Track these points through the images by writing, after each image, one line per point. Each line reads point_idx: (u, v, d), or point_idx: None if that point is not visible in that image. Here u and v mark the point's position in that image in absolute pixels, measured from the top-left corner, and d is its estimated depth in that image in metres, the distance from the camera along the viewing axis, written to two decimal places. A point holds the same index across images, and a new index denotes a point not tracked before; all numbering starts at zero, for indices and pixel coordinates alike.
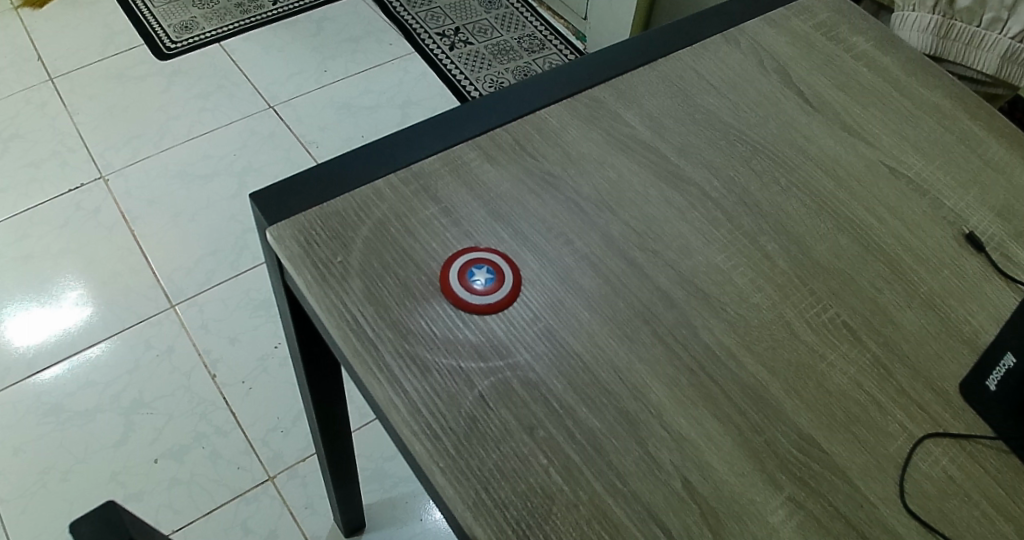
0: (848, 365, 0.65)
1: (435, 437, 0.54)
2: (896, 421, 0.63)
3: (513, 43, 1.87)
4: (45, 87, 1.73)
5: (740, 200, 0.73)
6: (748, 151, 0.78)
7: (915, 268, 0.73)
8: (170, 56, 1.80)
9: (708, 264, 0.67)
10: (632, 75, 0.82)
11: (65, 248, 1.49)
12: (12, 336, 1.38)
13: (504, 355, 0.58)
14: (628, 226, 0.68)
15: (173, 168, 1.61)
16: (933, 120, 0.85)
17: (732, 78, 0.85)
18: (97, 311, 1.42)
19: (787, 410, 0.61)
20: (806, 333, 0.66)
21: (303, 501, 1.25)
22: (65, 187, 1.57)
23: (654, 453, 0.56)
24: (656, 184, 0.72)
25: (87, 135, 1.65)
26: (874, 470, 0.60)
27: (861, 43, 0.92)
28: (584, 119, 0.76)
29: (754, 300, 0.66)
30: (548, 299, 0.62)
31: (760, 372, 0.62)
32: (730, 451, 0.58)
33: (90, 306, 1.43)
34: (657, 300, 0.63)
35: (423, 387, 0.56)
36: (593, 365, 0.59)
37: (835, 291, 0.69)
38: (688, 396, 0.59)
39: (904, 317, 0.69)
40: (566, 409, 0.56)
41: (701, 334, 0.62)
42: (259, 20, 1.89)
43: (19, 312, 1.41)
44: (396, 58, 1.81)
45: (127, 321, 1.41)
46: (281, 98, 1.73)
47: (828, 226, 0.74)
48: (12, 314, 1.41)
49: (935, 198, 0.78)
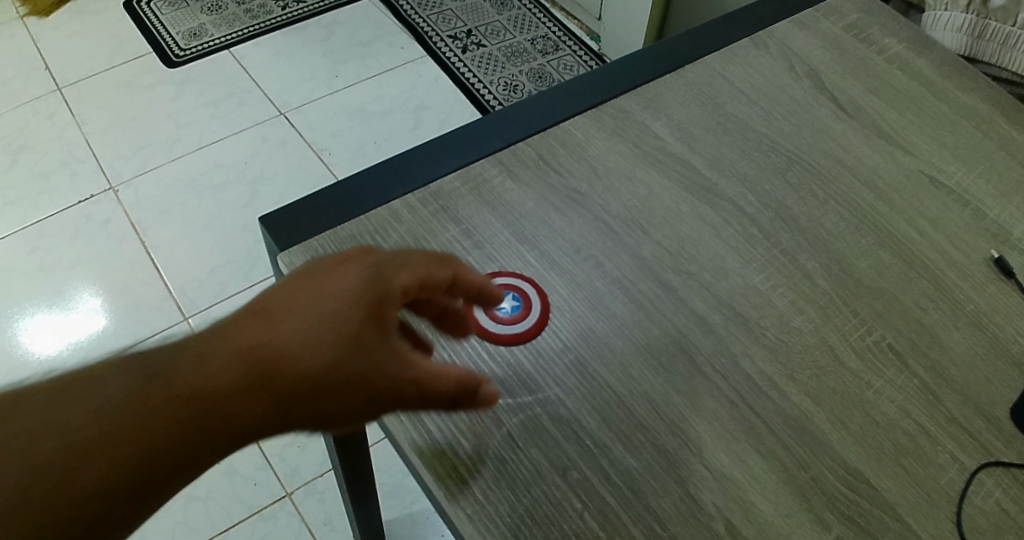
0: (895, 392, 0.61)
1: (460, 481, 0.51)
2: (946, 452, 0.59)
3: (526, 45, 1.83)
4: (53, 97, 1.70)
5: (777, 215, 0.69)
6: (783, 163, 0.73)
7: (960, 285, 0.68)
8: (178, 63, 1.78)
9: (746, 285, 0.63)
10: (659, 83, 0.78)
11: (77, 260, 1.47)
12: (24, 347, 1.36)
13: (533, 390, 0.55)
14: (661, 246, 0.64)
15: (183, 178, 1.58)
16: (974, 126, 0.80)
17: (764, 84, 0.80)
18: (108, 324, 1.39)
19: (833, 443, 0.57)
20: (850, 358, 0.62)
21: (321, 517, 1.22)
22: (74, 198, 1.55)
23: (696, 494, 0.52)
24: (688, 199, 0.68)
25: (96, 144, 1.63)
26: (925, 506, 0.56)
27: (894, 44, 0.87)
28: (611, 131, 0.72)
29: (795, 324, 0.62)
30: (578, 327, 0.59)
31: (803, 401, 0.58)
32: (774, 489, 0.54)
33: (102, 318, 1.40)
34: (694, 325, 0.60)
35: (447, 426, 0.53)
36: (628, 399, 0.55)
37: (879, 313, 0.65)
38: (729, 430, 0.56)
39: (951, 337, 0.65)
40: (600, 448, 0.53)
41: (741, 362, 0.59)
42: (268, 25, 1.86)
43: (33, 319, 1.39)
44: (408, 62, 1.78)
45: (138, 335, 1.38)
46: (292, 104, 1.70)
47: (869, 242, 0.70)
48: (26, 321, 1.39)
49: (977, 209, 0.74)
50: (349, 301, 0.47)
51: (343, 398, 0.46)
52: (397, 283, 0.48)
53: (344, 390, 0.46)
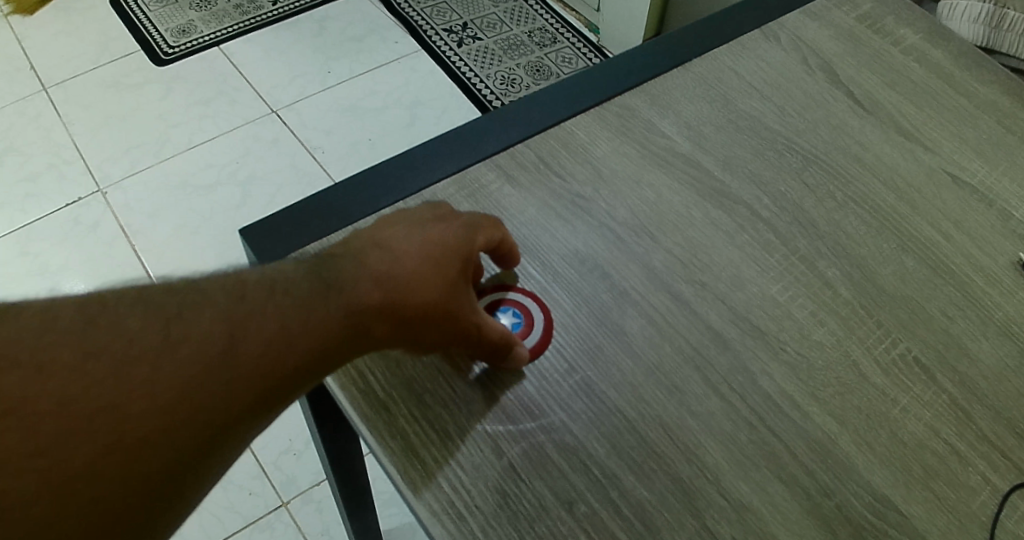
0: (923, 409, 0.56)
1: (460, 518, 0.48)
2: (978, 473, 0.54)
3: (523, 38, 1.78)
4: (39, 98, 1.66)
5: (793, 219, 0.65)
6: (799, 163, 0.69)
7: (988, 291, 0.63)
8: (167, 61, 1.73)
9: (763, 296, 0.60)
10: (665, 78, 0.73)
11: (64, 264, 1.42)
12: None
13: (536, 416, 0.52)
14: (672, 255, 0.61)
15: (174, 179, 1.54)
16: (995, 121, 0.74)
17: (776, 78, 0.74)
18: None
19: (858, 466, 0.53)
20: (875, 374, 0.57)
21: (319, 527, 1.18)
22: (62, 202, 1.50)
23: (712, 526, 0.49)
24: (699, 203, 0.65)
25: (84, 145, 1.58)
26: (957, 534, 0.52)
27: (910, 35, 0.80)
28: (615, 131, 0.68)
29: (816, 337, 0.58)
30: (584, 345, 0.56)
31: (826, 422, 0.54)
32: (798, 519, 0.50)
33: None
34: (709, 341, 0.57)
35: (445, 459, 0.50)
36: (638, 424, 0.52)
37: (905, 323, 0.60)
38: (747, 455, 0.52)
39: (979, 348, 0.60)
40: (609, 477, 0.50)
41: (760, 380, 0.55)
42: (258, 21, 1.81)
43: None
44: (403, 57, 1.73)
45: None
46: (284, 101, 1.65)
47: (892, 246, 0.65)
48: None
49: (1002, 210, 0.68)
50: (439, 240, 0.50)
51: (422, 333, 0.49)
52: (476, 240, 0.52)
53: (425, 325, 0.48)
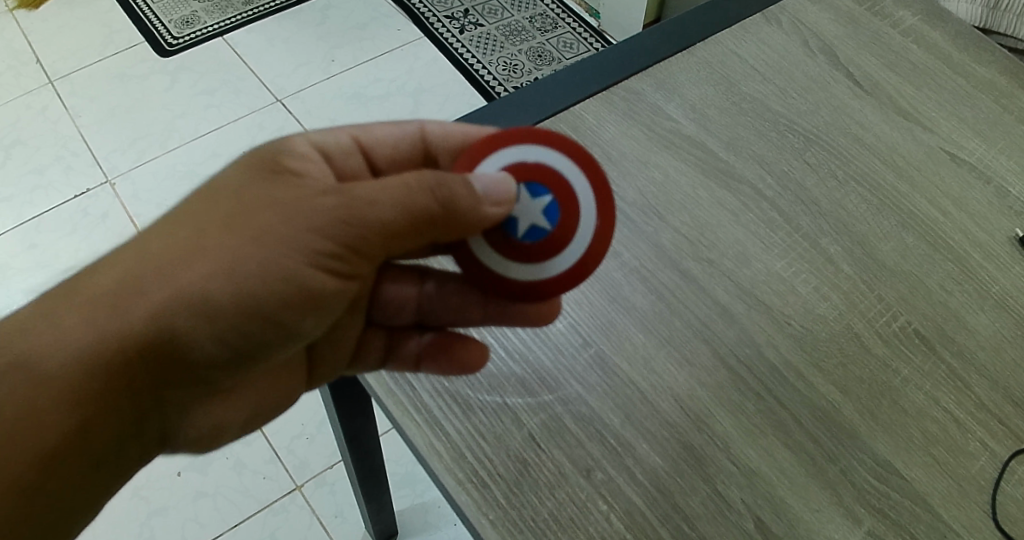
0: (922, 379, 0.59)
1: (482, 485, 0.51)
2: (977, 439, 0.56)
3: (524, 23, 1.78)
4: (45, 91, 1.67)
5: (797, 198, 0.67)
6: (801, 142, 0.70)
7: (985, 266, 0.65)
8: (170, 52, 1.74)
9: (768, 272, 0.62)
10: (670, 62, 0.75)
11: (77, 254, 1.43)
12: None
13: (554, 389, 0.55)
14: (680, 233, 0.64)
15: (181, 170, 1.55)
16: (992, 101, 0.75)
17: (777, 60, 0.76)
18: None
19: (861, 433, 0.56)
20: (877, 345, 0.60)
21: (332, 510, 1.21)
22: (70, 193, 1.51)
23: (723, 490, 0.52)
24: (704, 184, 0.67)
25: (92, 138, 1.59)
26: (957, 497, 0.54)
27: (909, 17, 0.81)
28: (622, 114, 0.70)
29: (820, 311, 0.61)
30: (598, 321, 0.58)
31: (830, 392, 0.57)
32: (805, 483, 0.53)
33: None
34: (717, 316, 0.59)
35: (466, 429, 0.53)
36: (652, 396, 0.55)
37: (905, 297, 0.62)
38: (756, 424, 0.55)
39: (978, 320, 0.62)
40: (625, 446, 0.53)
41: (766, 352, 0.58)
42: (258, 12, 1.81)
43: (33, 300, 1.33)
44: (406, 45, 1.73)
45: None
46: (289, 91, 1.66)
47: (891, 222, 0.67)
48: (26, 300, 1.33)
49: (999, 186, 0.70)
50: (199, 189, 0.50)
51: (197, 258, 0.47)
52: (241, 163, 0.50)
53: (191, 253, 0.47)
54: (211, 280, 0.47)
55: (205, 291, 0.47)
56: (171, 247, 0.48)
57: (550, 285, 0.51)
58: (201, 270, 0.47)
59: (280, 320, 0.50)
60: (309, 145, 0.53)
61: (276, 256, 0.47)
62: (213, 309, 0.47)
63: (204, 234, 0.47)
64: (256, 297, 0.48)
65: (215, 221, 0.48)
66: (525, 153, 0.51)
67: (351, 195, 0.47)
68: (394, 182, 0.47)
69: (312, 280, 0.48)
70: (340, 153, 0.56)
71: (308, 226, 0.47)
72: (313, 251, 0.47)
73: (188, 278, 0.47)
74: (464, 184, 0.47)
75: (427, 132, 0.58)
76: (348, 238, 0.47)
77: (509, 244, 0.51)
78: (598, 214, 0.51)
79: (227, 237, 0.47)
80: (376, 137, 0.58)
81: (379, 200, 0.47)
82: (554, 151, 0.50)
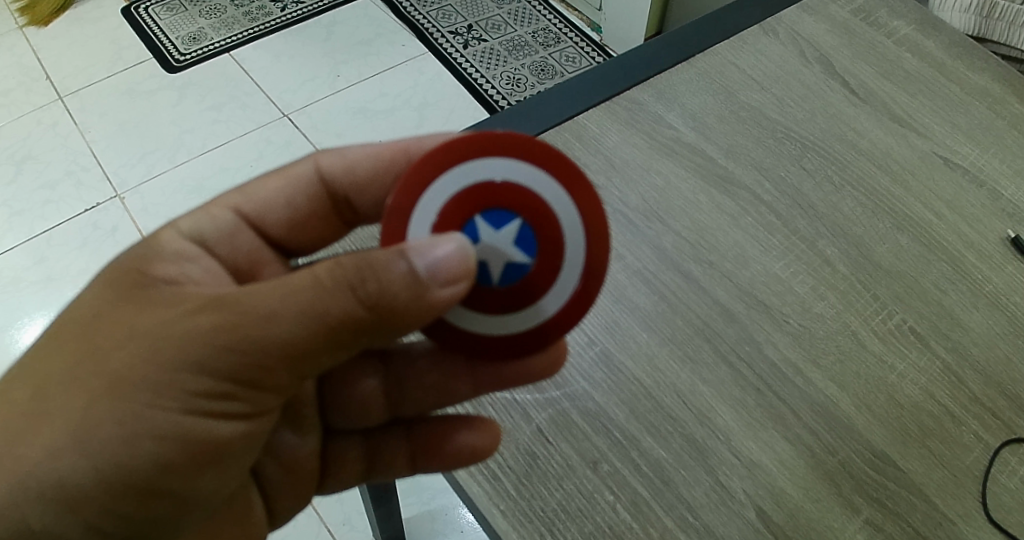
0: (918, 374, 0.61)
1: (494, 478, 0.55)
2: (971, 432, 0.59)
3: (527, 38, 1.60)
4: (56, 107, 1.49)
5: (794, 202, 0.69)
6: (798, 149, 0.73)
7: (979, 267, 0.67)
8: (178, 68, 1.55)
9: (767, 273, 0.65)
10: (670, 73, 0.77)
11: (77, 274, 1.27)
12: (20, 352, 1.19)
13: (561, 385, 0.59)
14: (681, 237, 0.66)
15: (188, 184, 1.38)
16: (986, 107, 0.77)
17: (775, 70, 0.78)
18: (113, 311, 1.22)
19: (859, 426, 0.58)
20: (873, 342, 0.62)
21: (340, 518, 1.17)
22: (80, 208, 1.35)
23: (725, 481, 0.56)
24: (705, 189, 0.69)
25: (102, 154, 1.42)
26: (951, 487, 0.56)
27: (902, 26, 0.83)
28: (625, 123, 0.73)
29: (817, 310, 0.63)
30: (603, 320, 0.62)
31: (827, 387, 0.60)
32: (804, 474, 0.56)
33: None
34: (717, 315, 0.62)
35: None
36: (655, 391, 0.59)
37: (901, 296, 0.65)
38: (756, 417, 0.58)
39: (971, 318, 0.64)
40: (630, 439, 0.57)
41: (766, 349, 0.61)
42: (271, 25, 1.62)
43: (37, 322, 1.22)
44: (410, 60, 1.56)
45: None
46: (296, 106, 1.49)
47: (887, 225, 0.69)
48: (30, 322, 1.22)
49: (992, 190, 0.72)
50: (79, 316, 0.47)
51: (94, 402, 0.44)
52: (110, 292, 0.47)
53: (87, 395, 0.45)
54: (61, 457, 0.45)
55: (94, 439, 0.44)
56: (5, 427, 0.45)
57: (551, 322, 0.49)
58: (38, 447, 0.45)
59: (166, 487, 0.47)
60: (180, 240, 0.52)
61: (155, 393, 0.44)
62: (73, 487, 0.45)
63: (101, 366, 0.45)
64: (134, 462, 0.45)
65: (66, 375, 0.45)
66: (482, 179, 0.48)
67: (244, 307, 0.43)
68: (274, 296, 0.43)
69: (195, 428, 0.46)
70: (223, 239, 0.55)
71: (177, 370, 0.44)
72: (203, 384, 0.45)
73: (30, 455, 0.45)
74: (405, 265, 0.43)
75: (322, 167, 0.57)
76: (227, 371, 0.44)
77: (487, 292, 0.49)
78: (575, 207, 0.49)
79: (75, 397, 0.45)
80: (262, 200, 0.57)
81: (277, 314, 0.43)
82: (505, 159, 0.48)
